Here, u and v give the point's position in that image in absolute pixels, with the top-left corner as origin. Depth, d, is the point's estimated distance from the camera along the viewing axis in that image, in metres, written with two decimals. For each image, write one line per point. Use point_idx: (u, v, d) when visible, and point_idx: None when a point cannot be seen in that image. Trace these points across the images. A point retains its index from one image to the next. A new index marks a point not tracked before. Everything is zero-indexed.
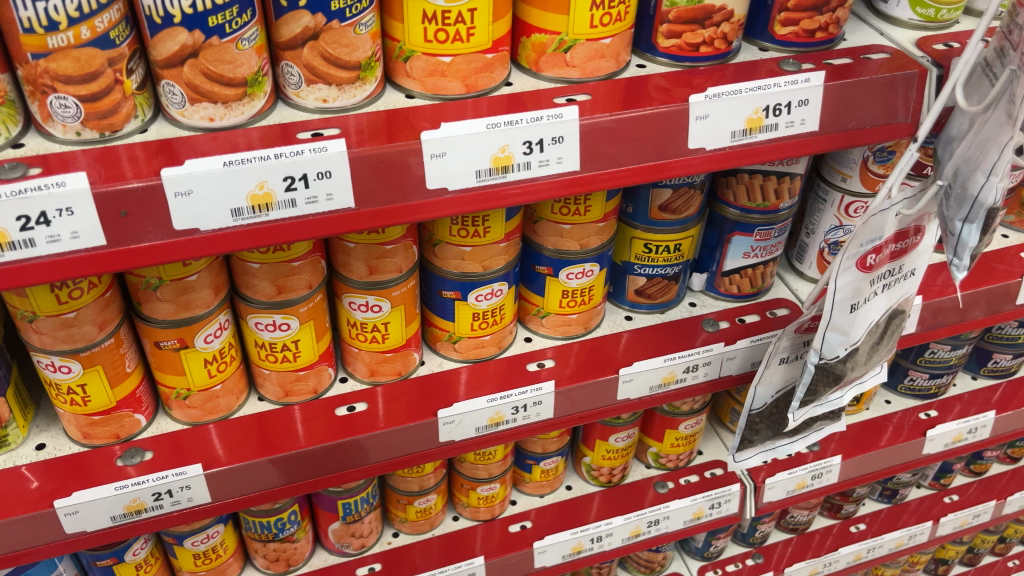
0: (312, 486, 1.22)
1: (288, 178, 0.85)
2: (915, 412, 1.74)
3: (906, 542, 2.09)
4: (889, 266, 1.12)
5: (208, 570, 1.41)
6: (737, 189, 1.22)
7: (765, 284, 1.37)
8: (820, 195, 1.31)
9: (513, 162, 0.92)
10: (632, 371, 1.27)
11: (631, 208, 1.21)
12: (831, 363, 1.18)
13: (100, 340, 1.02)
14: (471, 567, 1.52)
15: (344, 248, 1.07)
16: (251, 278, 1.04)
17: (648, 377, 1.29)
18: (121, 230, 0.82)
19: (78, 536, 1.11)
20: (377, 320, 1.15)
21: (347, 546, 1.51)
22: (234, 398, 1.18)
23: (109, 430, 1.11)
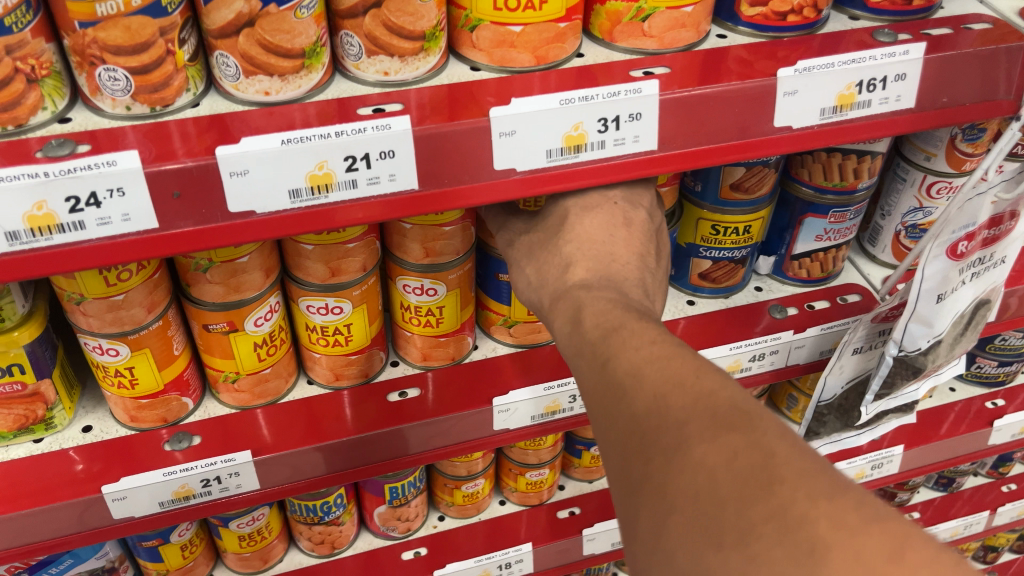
0: (361, 473, 1.18)
1: (350, 158, 0.79)
2: (981, 400, 1.67)
3: (961, 531, 2.03)
4: (979, 254, 1.05)
5: (253, 553, 1.39)
6: (813, 168, 1.15)
7: (836, 268, 1.29)
8: (899, 173, 1.23)
9: (586, 141, 0.86)
10: None
11: (700, 186, 1.15)
12: (912, 356, 1.12)
13: (149, 323, 0.98)
14: (519, 554, 1.51)
15: (400, 229, 1.01)
16: (305, 259, 0.99)
17: None
18: (175, 211, 0.77)
19: (126, 520, 1.08)
20: (431, 303, 1.10)
21: (393, 530, 1.47)
22: (283, 380, 1.14)
23: (157, 414, 1.08)
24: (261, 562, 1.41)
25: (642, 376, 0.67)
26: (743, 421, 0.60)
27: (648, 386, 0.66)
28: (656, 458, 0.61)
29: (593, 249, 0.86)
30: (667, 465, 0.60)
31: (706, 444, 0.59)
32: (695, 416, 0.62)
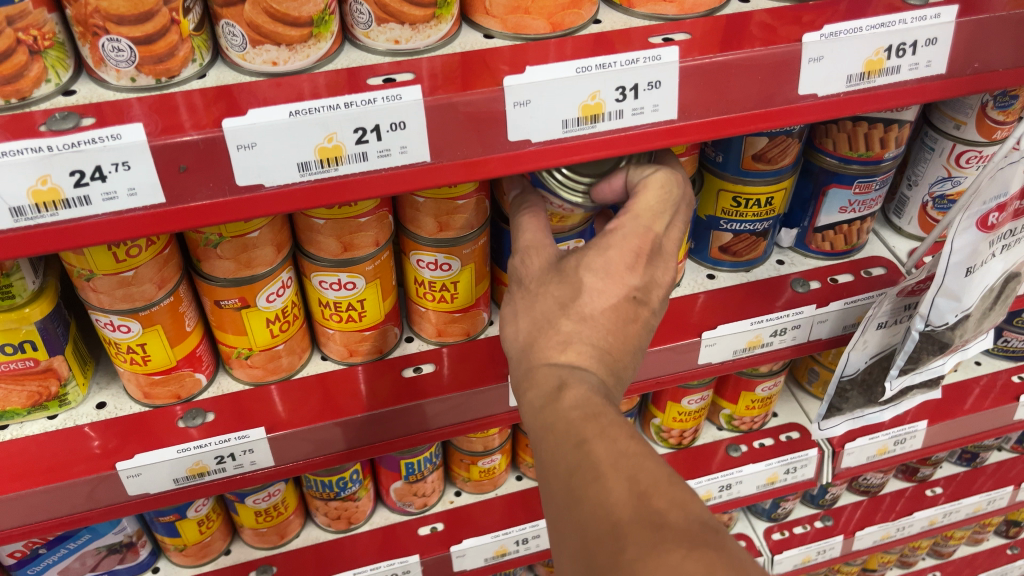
0: (375, 450, 1.17)
1: (360, 129, 0.77)
2: (1007, 374, 1.64)
3: (985, 506, 2.00)
4: (1010, 225, 1.02)
5: (270, 528, 1.39)
6: (838, 137, 1.12)
7: (860, 241, 1.26)
8: (927, 143, 1.19)
9: (604, 111, 0.83)
10: (716, 335, 1.17)
11: (721, 156, 1.12)
12: (938, 330, 1.09)
13: (160, 299, 0.97)
14: (535, 530, 1.50)
15: (413, 203, 0.99)
16: (316, 234, 0.97)
17: (732, 341, 1.19)
18: (182, 185, 0.75)
19: (142, 497, 1.08)
20: (445, 279, 1.08)
21: (409, 505, 1.47)
22: (297, 356, 1.13)
23: (170, 390, 1.07)
24: (278, 538, 1.42)
25: (622, 469, 0.63)
26: (720, 540, 0.58)
27: (626, 480, 0.63)
28: (626, 553, 0.58)
29: (597, 331, 0.77)
30: (637, 562, 0.57)
31: (680, 551, 0.56)
32: (675, 524, 0.59)
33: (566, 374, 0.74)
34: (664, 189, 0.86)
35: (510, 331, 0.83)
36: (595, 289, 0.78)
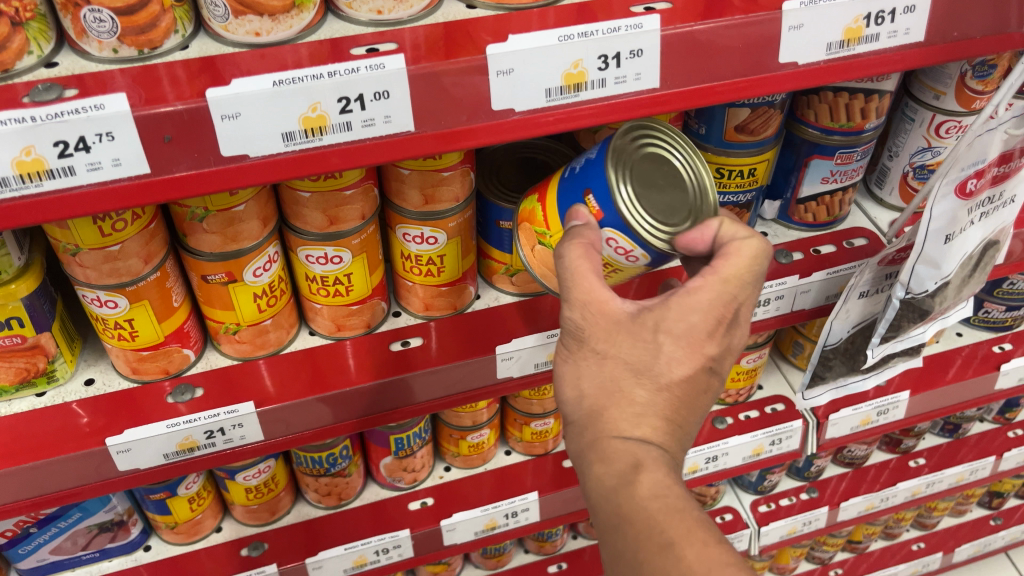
0: (365, 424, 1.18)
1: (344, 99, 0.77)
2: (988, 344, 1.66)
3: (967, 477, 2.03)
4: (989, 193, 1.03)
5: (261, 504, 1.40)
6: (819, 108, 1.13)
7: (842, 212, 1.27)
8: (907, 113, 1.20)
9: (586, 79, 0.83)
10: None
11: (704, 128, 1.13)
12: (919, 298, 1.10)
13: (146, 274, 0.97)
14: (524, 503, 1.51)
15: (398, 175, 1.00)
16: (301, 208, 0.98)
17: None
18: (166, 156, 0.75)
19: (132, 472, 1.09)
20: (432, 252, 1.08)
21: (399, 480, 1.48)
22: (285, 332, 1.13)
23: (158, 365, 1.07)
24: (268, 514, 1.42)
25: None
26: None
27: None
28: None
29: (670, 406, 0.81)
30: None
31: None
32: None
33: (643, 455, 0.79)
34: (754, 260, 0.82)
35: (569, 390, 0.84)
36: (672, 361, 0.80)
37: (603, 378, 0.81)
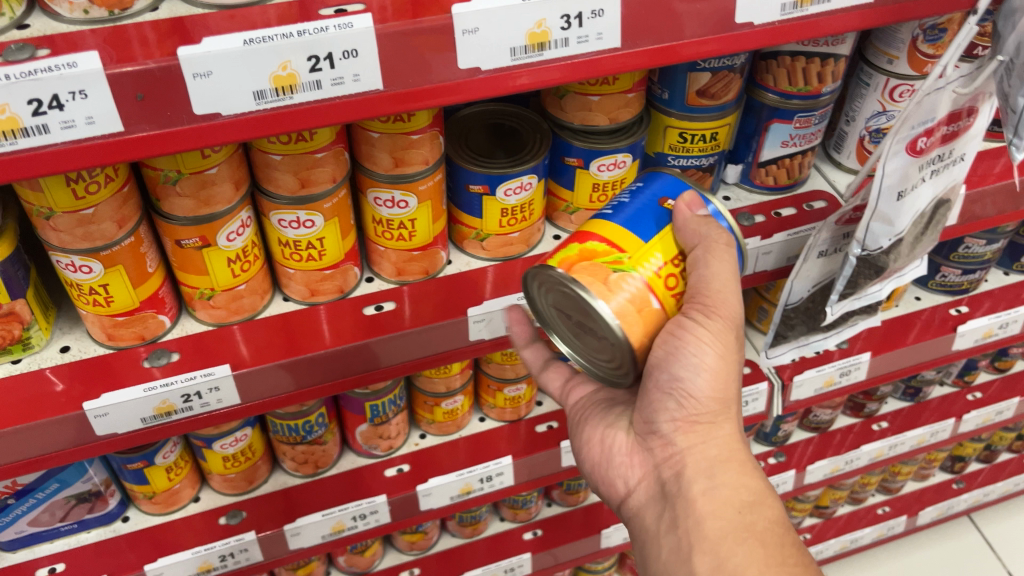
0: (342, 386, 1.21)
1: (313, 57, 0.79)
2: (945, 308, 1.71)
3: (928, 439, 2.10)
4: (939, 150, 1.07)
5: (238, 473, 1.41)
6: (778, 73, 1.16)
7: (802, 176, 1.31)
8: (863, 78, 1.24)
9: (550, 39, 0.86)
10: None
11: (667, 93, 1.16)
12: (874, 255, 1.14)
13: (120, 239, 0.98)
14: (499, 467, 1.55)
15: (368, 138, 1.02)
16: (273, 171, 0.99)
17: None
18: (139, 114, 0.77)
19: (110, 437, 1.10)
20: (403, 216, 1.11)
21: (375, 448, 1.50)
22: (259, 297, 1.15)
23: (134, 331, 1.09)
24: (246, 483, 1.44)
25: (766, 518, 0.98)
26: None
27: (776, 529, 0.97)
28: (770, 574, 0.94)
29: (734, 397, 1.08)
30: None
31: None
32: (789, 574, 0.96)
33: (741, 455, 1.01)
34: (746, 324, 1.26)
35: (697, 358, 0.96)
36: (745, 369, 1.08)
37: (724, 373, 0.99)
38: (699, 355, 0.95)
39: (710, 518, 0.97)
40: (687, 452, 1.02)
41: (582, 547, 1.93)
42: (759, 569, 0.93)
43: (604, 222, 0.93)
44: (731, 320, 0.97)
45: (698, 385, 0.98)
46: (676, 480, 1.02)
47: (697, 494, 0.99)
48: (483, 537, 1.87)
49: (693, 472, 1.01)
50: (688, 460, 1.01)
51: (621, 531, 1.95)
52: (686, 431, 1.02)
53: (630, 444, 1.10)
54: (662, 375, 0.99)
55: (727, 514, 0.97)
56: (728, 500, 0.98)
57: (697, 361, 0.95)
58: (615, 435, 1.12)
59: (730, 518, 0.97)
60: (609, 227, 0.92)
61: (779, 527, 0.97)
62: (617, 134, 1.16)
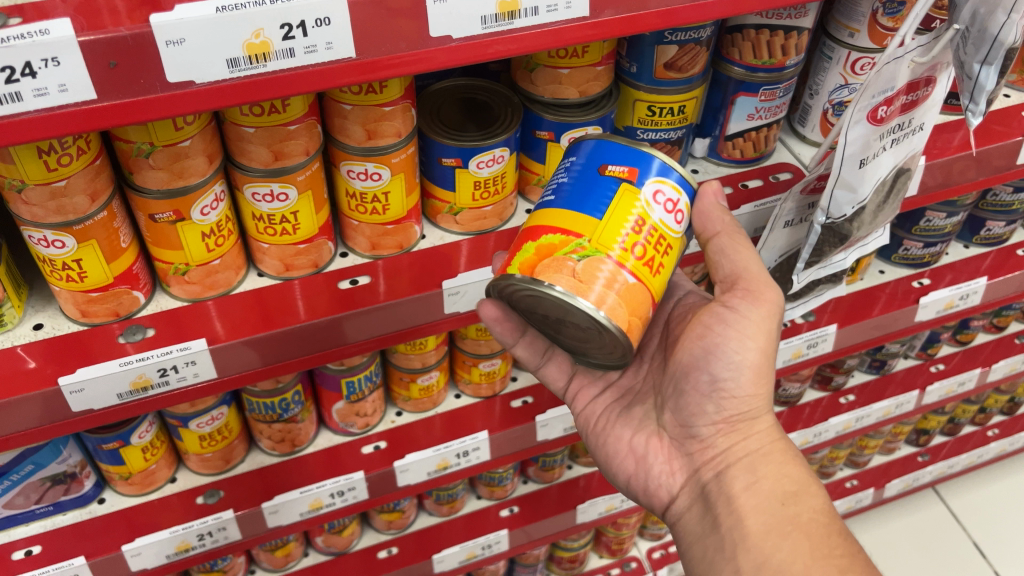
0: (320, 359, 1.22)
1: (286, 25, 0.80)
2: (908, 280, 1.76)
3: (893, 410, 2.15)
4: (899, 120, 1.09)
5: (215, 453, 1.41)
6: (743, 46, 1.19)
7: (768, 148, 1.34)
8: (825, 52, 1.27)
9: (520, 8, 0.87)
10: None
11: (635, 67, 1.18)
12: (838, 223, 1.17)
13: (93, 213, 0.98)
14: (475, 442, 1.56)
15: (340, 111, 1.03)
16: (246, 143, 1.00)
17: None
18: (113, 82, 0.77)
19: (86, 413, 1.10)
20: (376, 190, 1.12)
21: (352, 425, 1.51)
22: (233, 273, 1.15)
23: (108, 307, 1.09)
24: (222, 463, 1.44)
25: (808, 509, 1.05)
26: None
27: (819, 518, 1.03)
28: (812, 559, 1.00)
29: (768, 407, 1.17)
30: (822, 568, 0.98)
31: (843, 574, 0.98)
32: None
33: (781, 446, 1.12)
34: None
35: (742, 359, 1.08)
36: None
37: (763, 370, 1.10)
38: (741, 353, 1.08)
39: (754, 511, 1.04)
40: (728, 451, 1.11)
41: (558, 522, 1.96)
42: (804, 558, 0.97)
43: (556, 211, 0.93)
44: (772, 311, 1.08)
45: (739, 382, 1.09)
46: (719, 481, 1.11)
47: (739, 491, 1.08)
48: (460, 515, 1.89)
49: (736, 470, 1.09)
50: (731, 459, 1.11)
51: (597, 507, 1.98)
52: (726, 432, 1.12)
53: (668, 450, 1.20)
54: (704, 376, 1.11)
55: (769, 506, 1.04)
56: (772, 491, 1.06)
57: (739, 358, 1.08)
58: (651, 442, 1.22)
59: (772, 510, 1.03)
60: (556, 214, 0.92)
61: (823, 516, 1.01)
62: (586, 107, 1.18)
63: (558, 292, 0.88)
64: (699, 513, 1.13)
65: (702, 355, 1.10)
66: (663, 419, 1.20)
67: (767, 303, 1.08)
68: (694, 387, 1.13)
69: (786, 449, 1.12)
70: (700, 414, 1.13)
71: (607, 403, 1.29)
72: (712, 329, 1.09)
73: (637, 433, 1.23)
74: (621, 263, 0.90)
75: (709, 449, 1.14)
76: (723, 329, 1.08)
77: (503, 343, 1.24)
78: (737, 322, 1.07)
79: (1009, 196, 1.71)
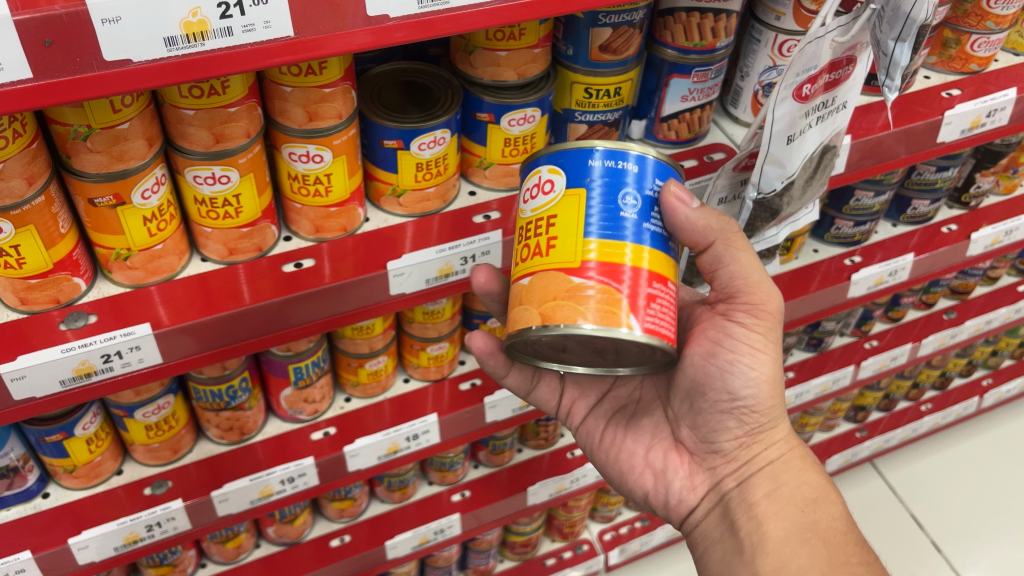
0: (272, 342, 1.24)
1: (223, 4, 0.80)
2: (841, 258, 1.82)
3: (830, 386, 2.23)
4: (823, 97, 1.14)
5: (162, 443, 1.40)
6: (675, 29, 1.23)
7: (701, 129, 1.39)
8: (754, 35, 1.33)
9: None
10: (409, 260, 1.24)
11: (572, 49, 1.21)
12: (769, 198, 1.21)
13: (30, 198, 0.97)
14: (425, 425, 1.58)
15: (280, 93, 1.04)
16: (186, 126, 1.00)
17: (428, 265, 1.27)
18: (48, 61, 0.77)
19: (28, 401, 1.09)
20: (318, 171, 1.13)
21: (300, 412, 1.52)
22: (176, 258, 1.15)
23: (48, 294, 1.08)
24: (170, 453, 1.43)
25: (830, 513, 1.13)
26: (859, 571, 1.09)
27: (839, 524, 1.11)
28: None
29: None
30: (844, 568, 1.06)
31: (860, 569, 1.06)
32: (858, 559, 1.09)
33: (798, 453, 1.19)
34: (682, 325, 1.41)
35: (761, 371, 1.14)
36: None
37: (779, 380, 1.16)
38: (755, 366, 1.14)
39: (773, 517, 1.13)
40: (751, 462, 1.19)
41: (510, 505, 1.99)
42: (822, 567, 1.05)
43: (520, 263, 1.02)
44: (775, 315, 1.14)
45: (758, 396, 1.15)
46: (741, 490, 1.18)
47: (761, 498, 1.16)
48: (412, 501, 1.91)
49: (759, 478, 1.17)
50: (754, 469, 1.18)
51: (546, 488, 2.01)
52: (748, 444, 1.19)
53: (688, 465, 1.26)
54: (721, 393, 1.16)
55: (790, 512, 1.12)
56: (793, 498, 1.14)
57: (755, 374, 1.14)
58: (669, 456, 1.27)
59: (795, 516, 1.11)
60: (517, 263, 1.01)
61: (840, 524, 1.10)
62: (525, 89, 1.21)
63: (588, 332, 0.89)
64: (720, 520, 1.20)
65: (717, 372, 1.15)
66: (679, 433, 1.27)
67: (772, 310, 1.14)
68: (713, 404, 1.18)
69: (805, 457, 1.20)
70: (721, 430, 1.20)
71: (607, 415, 1.36)
72: (721, 343, 1.14)
73: (652, 448, 1.29)
74: (544, 264, 0.92)
75: (732, 462, 1.21)
76: (733, 343, 1.14)
77: (494, 375, 1.33)
78: (748, 336, 1.13)
79: (933, 175, 1.78)
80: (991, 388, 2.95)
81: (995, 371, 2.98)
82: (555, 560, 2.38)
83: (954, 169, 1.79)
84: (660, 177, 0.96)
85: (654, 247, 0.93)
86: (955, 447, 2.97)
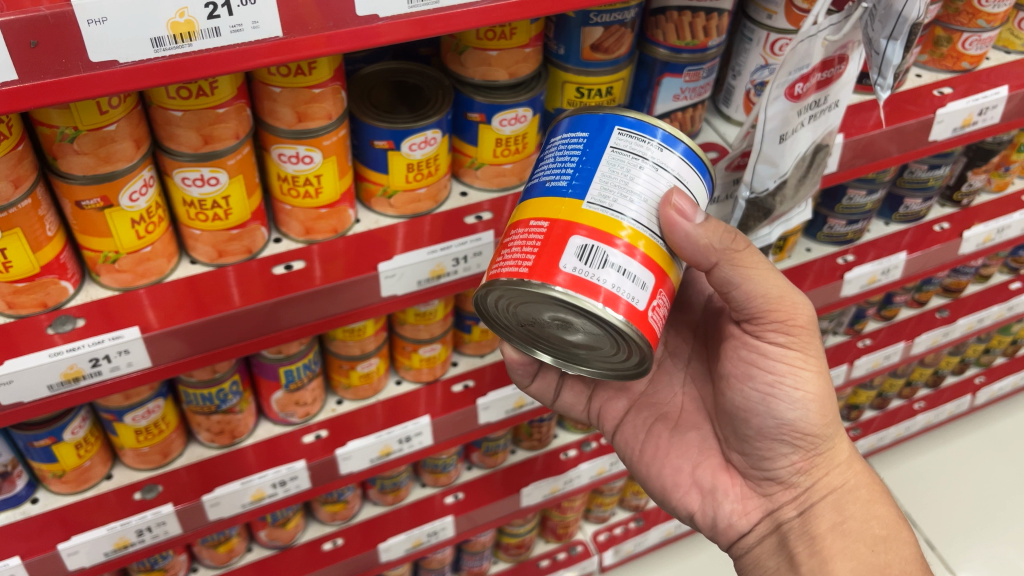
0: (282, 337, 1.24)
1: (210, 4, 0.79)
2: (834, 258, 1.82)
3: None
4: (816, 96, 1.14)
5: (152, 447, 1.38)
6: (667, 28, 1.22)
7: (694, 128, 1.39)
8: (746, 33, 1.32)
9: None
10: (396, 267, 1.23)
11: (563, 49, 1.20)
12: (762, 198, 1.21)
13: (16, 200, 0.95)
14: (417, 428, 1.59)
15: (269, 93, 1.03)
16: (174, 127, 0.99)
17: (416, 271, 1.26)
18: (33, 62, 0.75)
19: (15, 406, 1.08)
20: (308, 172, 1.12)
21: (292, 416, 1.51)
22: (165, 261, 1.14)
23: (36, 298, 1.06)
24: (160, 457, 1.41)
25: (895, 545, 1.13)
26: None
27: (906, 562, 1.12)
28: None
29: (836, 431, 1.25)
30: None
31: None
32: None
33: (865, 479, 1.20)
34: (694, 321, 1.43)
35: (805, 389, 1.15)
36: None
37: (828, 400, 1.17)
38: (800, 386, 1.15)
39: (839, 554, 1.13)
40: (812, 489, 1.20)
41: (503, 507, 1.98)
42: None
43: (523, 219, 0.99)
44: (808, 325, 1.14)
45: (808, 418, 1.16)
46: (803, 520, 1.19)
47: (826, 531, 1.17)
48: (405, 504, 1.89)
49: (823, 508, 1.18)
50: (815, 497, 1.19)
51: (540, 490, 2.00)
52: (807, 470, 1.20)
53: (740, 489, 1.27)
54: (768, 419, 1.17)
55: (859, 550, 1.13)
56: (860, 534, 1.15)
57: (800, 393, 1.15)
58: (719, 477, 1.28)
59: (864, 556, 1.12)
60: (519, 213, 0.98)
61: (910, 563, 1.11)
62: (516, 88, 1.21)
63: (535, 288, 0.87)
64: (777, 548, 1.22)
65: (761, 399, 1.17)
66: (731, 457, 1.28)
67: (804, 322, 1.13)
68: (760, 430, 1.19)
69: (871, 485, 1.21)
70: (776, 456, 1.20)
71: (646, 426, 1.37)
72: (758, 365, 1.16)
73: (700, 466, 1.29)
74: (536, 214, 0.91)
75: (791, 489, 1.21)
76: (771, 364, 1.15)
77: (520, 384, 1.40)
78: (784, 355, 1.14)
79: (925, 173, 1.78)
80: (983, 386, 2.95)
81: (987, 369, 2.98)
82: (549, 561, 2.38)
83: (946, 168, 1.79)
84: (586, 132, 0.94)
85: (554, 196, 0.91)
86: (948, 445, 2.97)
